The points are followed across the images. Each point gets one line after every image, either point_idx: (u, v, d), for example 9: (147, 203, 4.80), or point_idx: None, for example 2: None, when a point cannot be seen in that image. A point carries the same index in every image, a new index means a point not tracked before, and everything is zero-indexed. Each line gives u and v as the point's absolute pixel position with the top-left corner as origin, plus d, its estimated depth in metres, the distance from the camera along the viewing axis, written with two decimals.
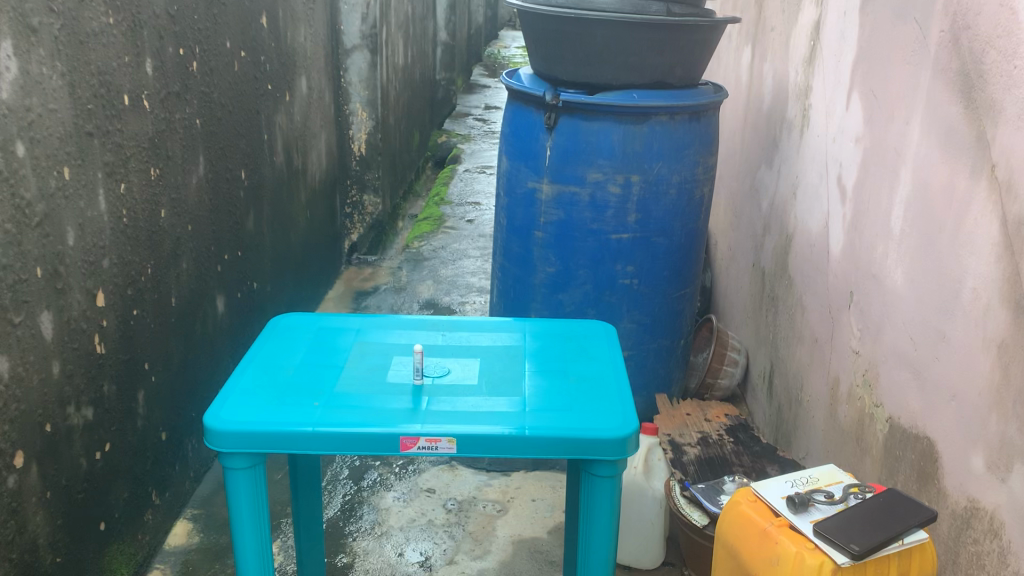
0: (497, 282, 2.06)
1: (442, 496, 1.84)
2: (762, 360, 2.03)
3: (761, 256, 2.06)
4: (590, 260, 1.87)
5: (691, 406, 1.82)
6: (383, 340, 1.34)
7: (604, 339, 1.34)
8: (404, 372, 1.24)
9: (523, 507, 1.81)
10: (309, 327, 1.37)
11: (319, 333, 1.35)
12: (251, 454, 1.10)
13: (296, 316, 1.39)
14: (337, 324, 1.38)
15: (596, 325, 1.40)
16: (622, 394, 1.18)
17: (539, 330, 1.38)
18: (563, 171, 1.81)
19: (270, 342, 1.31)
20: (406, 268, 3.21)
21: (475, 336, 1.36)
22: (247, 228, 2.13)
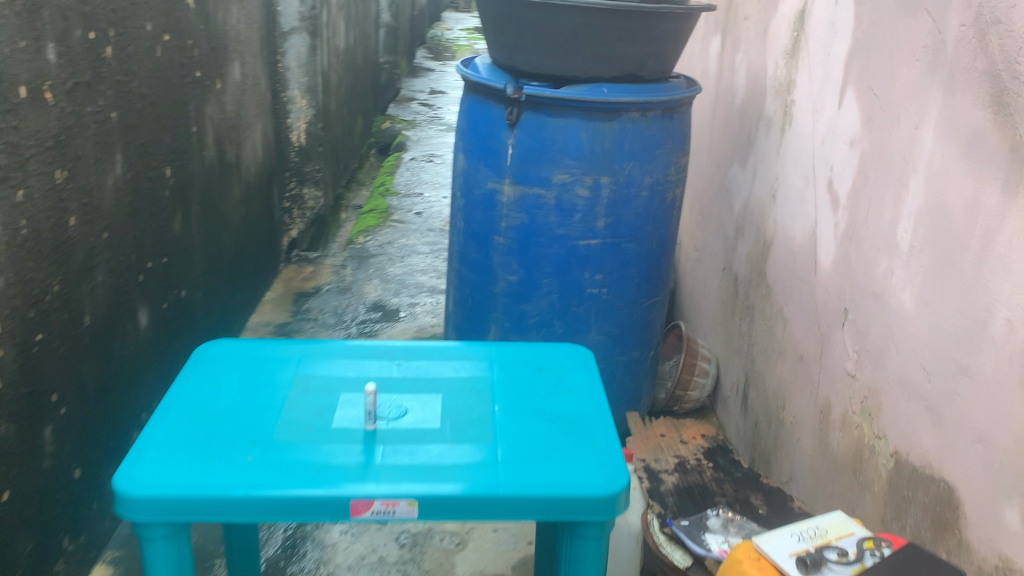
0: (453, 290, 1.90)
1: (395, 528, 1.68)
2: (734, 372, 1.90)
3: (733, 260, 1.93)
4: (555, 269, 1.71)
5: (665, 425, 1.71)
6: (331, 372, 1.17)
7: (581, 367, 1.19)
8: (356, 412, 1.08)
9: (484, 538, 1.66)
10: (245, 356, 1.20)
11: (256, 363, 1.18)
12: (173, 522, 0.93)
13: (229, 343, 1.22)
14: (277, 352, 1.21)
15: (570, 349, 1.25)
16: (607, 438, 1.03)
17: (507, 356, 1.23)
18: (526, 172, 1.66)
19: (199, 377, 1.14)
20: (350, 266, 3.01)
21: (435, 366, 1.20)
22: (174, 230, 1.92)
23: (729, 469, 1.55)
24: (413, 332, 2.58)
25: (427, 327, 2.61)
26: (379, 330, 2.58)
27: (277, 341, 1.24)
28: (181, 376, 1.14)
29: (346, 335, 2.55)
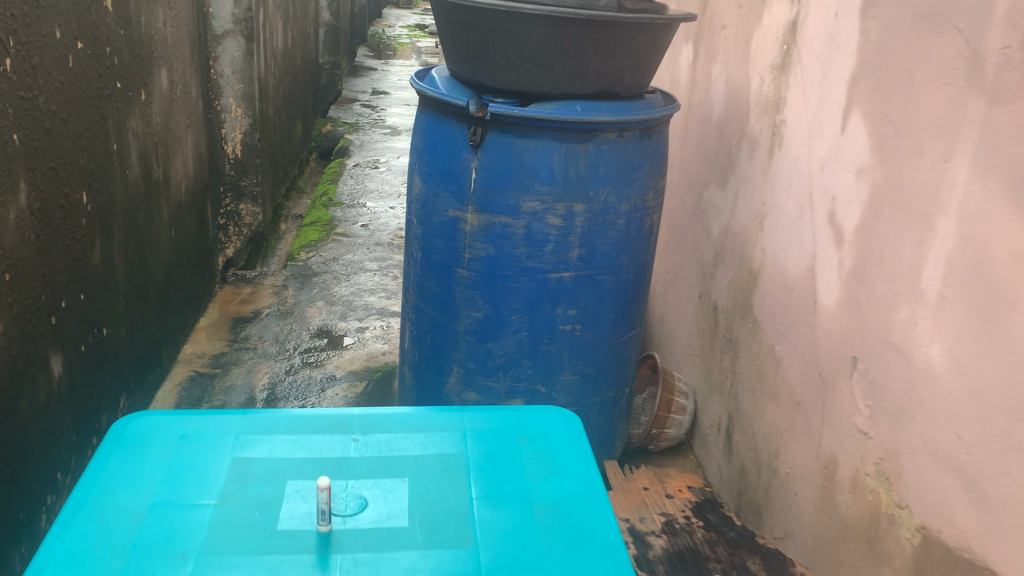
0: (410, 326, 1.72)
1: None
2: (715, 409, 1.77)
3: (712, 288, 1.79)
4: (525, 304, 1.55)
5: (648, 482, 1.73)
6: (275, 454, 0.99)
7: (571, 438, 1.03)
8: (307, 507, 0.90)
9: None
10: (170, 436, 1.01)
11: (184, 445, 1.00)
12: None
13: (152, 420, 1.03)
14: (211, 429, 1.03)
15: (554, 413, 1.09)
16: (608, 539, 0.88)
17: (483, 425, 1.06)
18: (492, 200, 1.50)
19: (113, 466, 0.95)
20: (292, 286, 2.80)
21: (399, 440, 1.03)
22: (93, 260, 1.71)
23: (719, 527, 1.56)
24: (362, 360, 2.38)
25: (378, 353, 2.42)
26: (325, 359, 2.38)
27: (211, 414, 1.06)
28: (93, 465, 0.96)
29: (289, 366, 2.34)
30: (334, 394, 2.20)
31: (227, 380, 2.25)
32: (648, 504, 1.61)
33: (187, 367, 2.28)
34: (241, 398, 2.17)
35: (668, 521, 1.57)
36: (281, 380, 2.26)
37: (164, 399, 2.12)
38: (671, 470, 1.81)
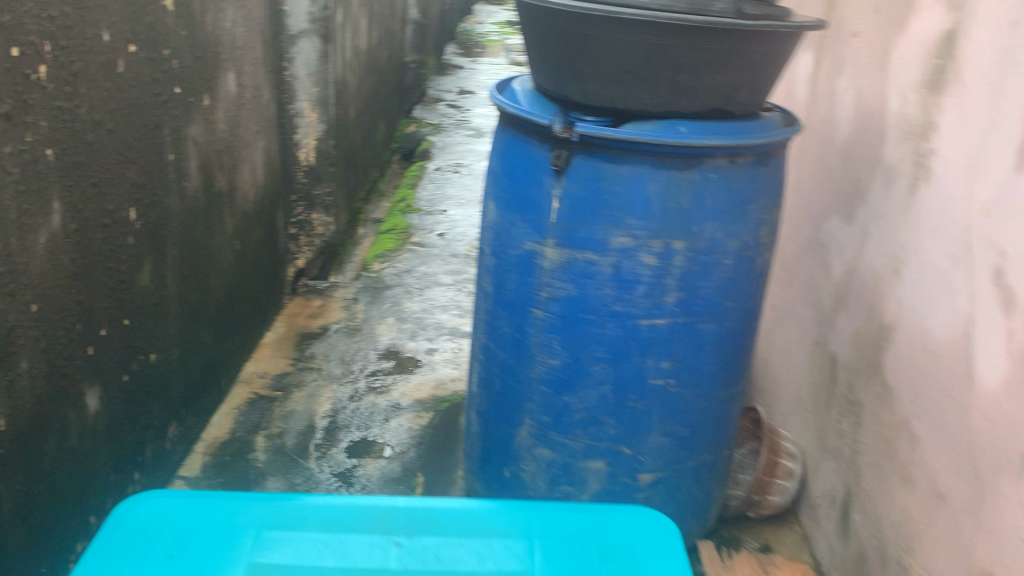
0: (478, 368, 1.52)
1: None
2: (829, 477, 1.53)
3: (830, 337, 1.56)
4: (609, 354, 1.34)
5: (751, 567, 1.54)
6: (299, 562, 0.82)
7: (667, 559, 0.84)
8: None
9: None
10: (182, 527, 0.85)
11: (199, 541, 0.84)
12: None
13: (165, 503, 0.88)
14: (232, 519, 0.87)
15: (645, 517, 0.90)
16: None
17: (555, 535, 0.87)
18: (575, 233, 1.29)
19: (104, 570, 0.80)
20: (363, 300, 2.62)
21: (452, 550, 0.84)
22: (142, 281, 1.58)
23: None
24: (430, 387, 2.16)
25: (446, 380, 2.20)
26: (392, 385, 2.16)
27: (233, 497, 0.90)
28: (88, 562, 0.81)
29: (353, 392, 2.12)
30: (399, 426, 1.99)
31: (288, 405, 2.06)
32: None
33: (247, 388, 2.11)
34: (301, 426, 1.98)
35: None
36: (344, 407, 2.06)
37: (220, 423, 1.97)
38: (779, 554, 1.57)
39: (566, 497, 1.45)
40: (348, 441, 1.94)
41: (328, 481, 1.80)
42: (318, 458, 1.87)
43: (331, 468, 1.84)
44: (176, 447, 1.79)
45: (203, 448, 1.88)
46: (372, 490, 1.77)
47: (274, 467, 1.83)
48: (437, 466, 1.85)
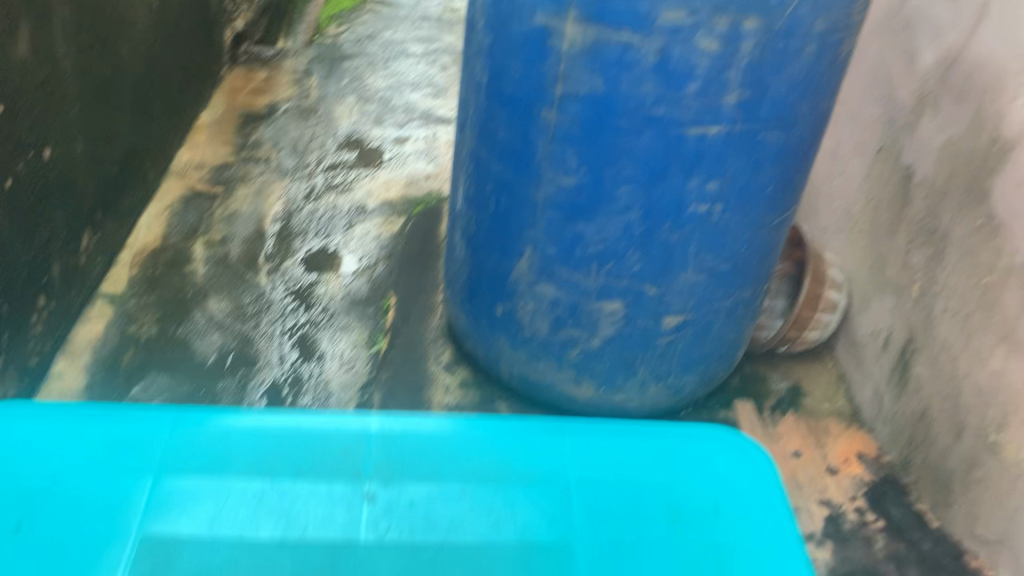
0: (467, 179, 1.21)
1: (399, 497, 0.84)
2: (882, 314, 1.29)
3: (905, 146, 1.24)
4: (642, 172, 1.02)
5: (787, 417, 1.32)
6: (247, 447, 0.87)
7: (686, 463, 0.90)
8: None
9: (538, 527, 0.83)
10: (38, 431, 0.86)
11: (52, 439, 0.86)
12: None
13: (16, 416, 0.87)
14: (79, 416, 0.88)
15: (697, 443, 0.92)
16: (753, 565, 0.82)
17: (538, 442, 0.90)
18: (609, 3, 0.91)
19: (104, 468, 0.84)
20: (318, 73, 2.22)
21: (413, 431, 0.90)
22: (19, 54, 1.18)
23: (898, 525, 1.15)
24: (401, 186, 1.83)
25: (421, 178, 1.86)
26: (354, 181, 1.83)
27: (98, 405, 0.90)
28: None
29: (309, 189, 1.79)
30: (365, 234, 1.69)
31: (231, 205, 1.73)
32: (795, 469, 1.23)
33: (181, 182, 1.77)
34: (248, 231, 1.66)
35: (832, 516, 1.16)
36: (299, 209, 1.74)
37: (149, 227, 1.64)
38: (813, 398, 1.36)
39: (573, 340, 1.21)
40: (305, 252, 1.63)
41: (283, 301, 1.52)
42: (269, 272, 1.57)
43: (285, 285, 1.55)
44: (95, 259, 1.48)
45: (130, 258, 1.57)
46: (337, 313, 1.50)
47: (216, 283, 1.54)
48: (412, 284, 1.58)
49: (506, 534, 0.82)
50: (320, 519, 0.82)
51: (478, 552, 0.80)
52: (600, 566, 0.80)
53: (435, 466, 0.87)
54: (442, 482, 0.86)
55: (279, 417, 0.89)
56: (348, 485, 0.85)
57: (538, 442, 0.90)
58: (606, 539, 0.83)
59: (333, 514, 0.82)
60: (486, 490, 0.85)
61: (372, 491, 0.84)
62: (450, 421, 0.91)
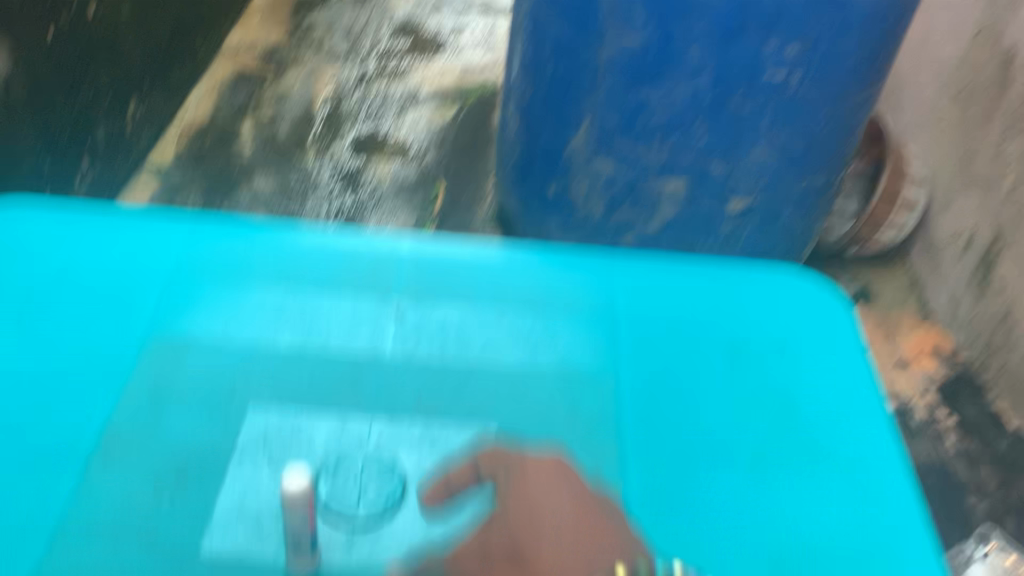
0: (524, 43, 1.12)
1: (430, 321, 0.59)
2: (967, 213, 1.19)
3: (1008, 25, 1.12)
4: (716, 32, 0.93)
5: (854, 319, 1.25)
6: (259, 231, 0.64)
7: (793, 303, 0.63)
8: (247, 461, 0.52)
9: (598, 400, 0.57)
10: (54, 228, 0.60)
11: (81, 234, 0.60)
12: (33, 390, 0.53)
13: (30, 212, 0.60)
14: (105, 221, 0.60)
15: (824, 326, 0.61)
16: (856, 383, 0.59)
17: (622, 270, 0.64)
18: None
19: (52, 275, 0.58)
20: None
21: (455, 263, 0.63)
22: None
23: (972, 426, 1.09)
24: (456, 74, 1.76)
25: (477, 67, 1.79)
26: (409, 68, 1.76)
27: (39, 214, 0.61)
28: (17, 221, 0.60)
29: (361, 73, 1.73)
30: (417, 120, 1.63)
31: (281, 85, 1.68)
32: None
33: (232, 62, 1.72)
34: (298, 112, 1.61)
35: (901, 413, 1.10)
36: (350, 93, 1.68)
37: (198, 103, 1.61)
38: (883, 301, 1.28)
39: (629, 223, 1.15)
40: (355, 134, 1.58)
41: (330, 182, 1.47)
42: (318, 153, 1.53)
43: (333, 166, 1.51)
44: (142, 130, 1.44)
45: (178, 134, 1.53)
46: (385, 198, 1.45)
47: (264, 161, 1.50)
48: (464, 171, 1.52)
49: (545, 363, 0.58)
50: (342, 331, 0.58)
51: (507, 399, 0.56)
52: (655, 433, 0.55)
53: (464, 284, 0.62)
54: (478, 305, 0.60)
55: (252, 241, 0.61)
56: (373, 301, 0.60)
57: (603, 289, 0.61)
58: (667, 413, 0.56)
59: (354, 335, 0.58)
60: (529, 319, 0.60)
61: (402, 309, 0.59)
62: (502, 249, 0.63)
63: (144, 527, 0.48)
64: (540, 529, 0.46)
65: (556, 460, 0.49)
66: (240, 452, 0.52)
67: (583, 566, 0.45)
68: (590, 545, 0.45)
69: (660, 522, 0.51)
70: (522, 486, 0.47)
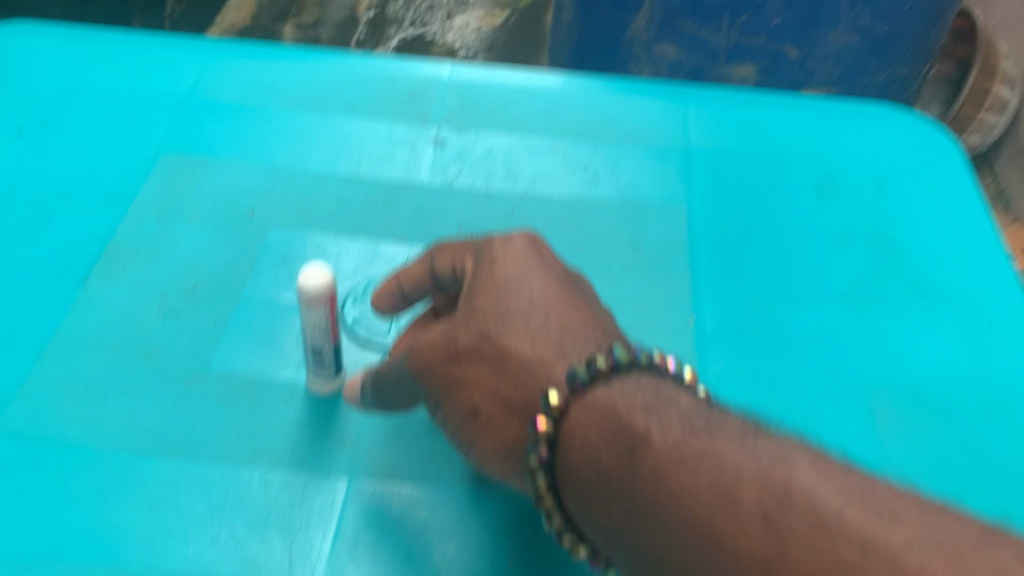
0: None
1: (474, 147, 0.57)
2: None
3: None
4: None
5: None
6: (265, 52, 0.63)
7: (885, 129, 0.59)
8: (271, 288, 0.49)
9: (669, 228, 0.53)
10: (63, 55, 0.59)
11: (85, 60, 0.59)
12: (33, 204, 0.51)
13: (37, 40, 0.59)
14: (116, 50, 0.60)
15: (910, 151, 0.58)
16: (958, 204, 0.55)
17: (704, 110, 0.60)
18: None
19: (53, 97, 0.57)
20: None
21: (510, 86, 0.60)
22: None
23: None
24: None
25: None
26: None
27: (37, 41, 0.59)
28: (23, 47, 0.59)
29: None
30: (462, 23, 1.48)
31: None
32: None
33: None
34: None
35: None
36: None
37: None
38: None
39: None
40: None
41: None
42: None
43: None
44: None
45: None
46: None
47: None
48: None
49: (604, 192, 0.55)
50: (379, 157, 0.56)
51: (563, 222, 0.53)
52: (730, 262, 0.52)
53: (513, 113, 0.59)
54: (528, 134, 0.58)
55: (293, 65, 0.60)
56: (412, 125, 0.58)
57: (664, 119, 0.59)
58: (742, 241, 0.53)
59: (388, 159, 0.56)
60: (585, 148, 0.57)
61: (441, 134, 0.57)
62: (549, 75, 0.61)
63: (143, 342, 0.45)
64: (510, 303, 0.36)
65: (526, 235, 0.39)
66: (259, 271, 0.49)
67: (548, 352, 0.35)
68: (575, 326, 0.36)
69: (740, 348, 0.47)
70: (487, 268, 0.37)
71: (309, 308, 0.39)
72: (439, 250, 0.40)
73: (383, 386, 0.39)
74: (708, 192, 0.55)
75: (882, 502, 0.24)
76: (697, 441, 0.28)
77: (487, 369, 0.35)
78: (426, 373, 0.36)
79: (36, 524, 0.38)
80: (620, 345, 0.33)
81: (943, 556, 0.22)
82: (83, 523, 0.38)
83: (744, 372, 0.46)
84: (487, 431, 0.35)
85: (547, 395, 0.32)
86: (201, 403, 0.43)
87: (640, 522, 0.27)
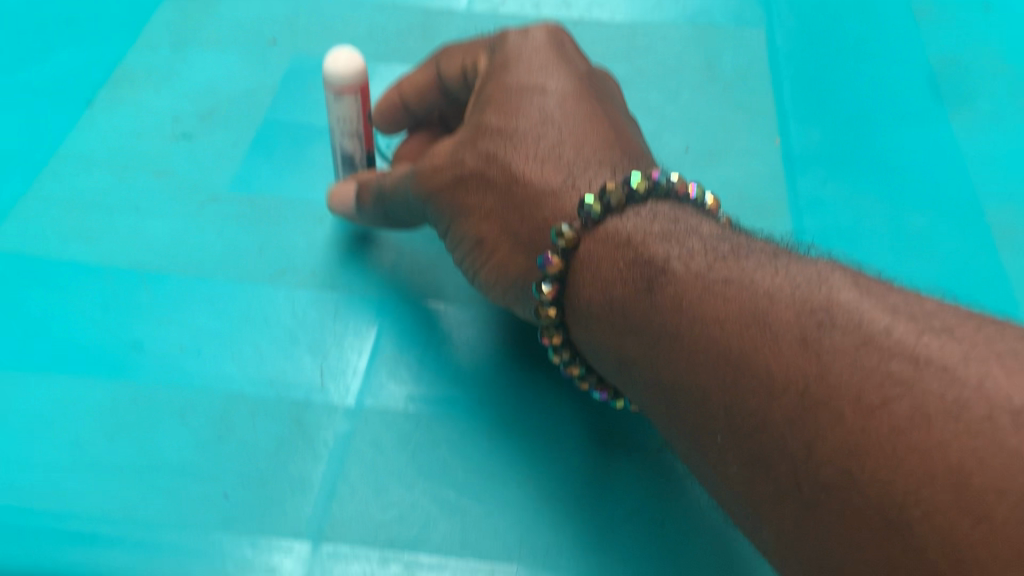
0: None
1: None
2: None
3: None
4: None
5: None
6: None
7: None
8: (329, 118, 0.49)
9: (744, 55, 0.55)
10: None
11: None
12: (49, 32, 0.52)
13: None
14: None
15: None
16: None
17: None
18: None
19: None
20: None
21: None
22: None
23: None
24: None
25: None
26: None
27: None
28: None
29: None
30: None
31: None
32: None
33: None
34: None
35: None
36: None
37: None
38: None
39: None
40: None
41: None
42: None
43: None
44: None
45: None
46: None
47: None
48: None
49: (670, 19, 0.57)
50: None
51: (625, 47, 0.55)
52: (820, 97, 0.53)
53: None
54: None
55: None
56: None
57: None
58: (822, 76, 0.54)
59: None
60: None
61: None
62: None
63: (154, 163, 0.45)
64: (521, 122, 0.35)
65: (546, 31, 0.39)
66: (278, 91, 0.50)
67: (559, 173, 0.33)
68: (590, 147, 0.34)
69: (835, 163, 0.49)
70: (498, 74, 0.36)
71: (338, 98, 0.40)
72: (445, 55, 0.41)
73: (390, 204, 0.39)
74: (763, 19, 0.58)
75: (930, 318, 0.24)
76: (724, 270, 0.27)
77: (490, 194, 0.34)
78: (435, 197, 0.36)
79: (41, 338, 0.37)
80: (637, 173, 0.32)
81: (999, 362, 0.22)
82: (88, 339, 0.38)
83: (847, 184, 0.48)
84: (495, 263, 0.35)
85: (557, 229, 0.31)
86: (215, 224, 0.43)
87: (661, 353, 0.27)
